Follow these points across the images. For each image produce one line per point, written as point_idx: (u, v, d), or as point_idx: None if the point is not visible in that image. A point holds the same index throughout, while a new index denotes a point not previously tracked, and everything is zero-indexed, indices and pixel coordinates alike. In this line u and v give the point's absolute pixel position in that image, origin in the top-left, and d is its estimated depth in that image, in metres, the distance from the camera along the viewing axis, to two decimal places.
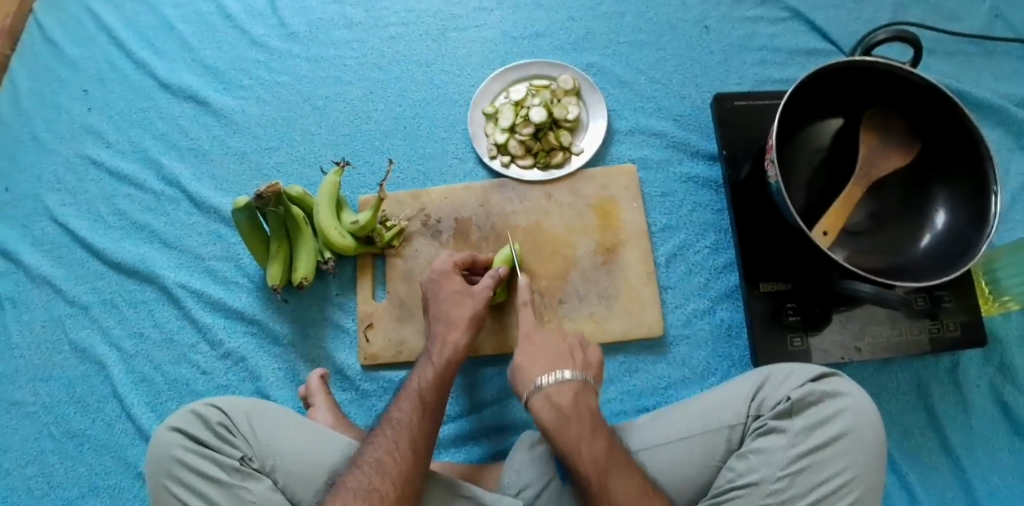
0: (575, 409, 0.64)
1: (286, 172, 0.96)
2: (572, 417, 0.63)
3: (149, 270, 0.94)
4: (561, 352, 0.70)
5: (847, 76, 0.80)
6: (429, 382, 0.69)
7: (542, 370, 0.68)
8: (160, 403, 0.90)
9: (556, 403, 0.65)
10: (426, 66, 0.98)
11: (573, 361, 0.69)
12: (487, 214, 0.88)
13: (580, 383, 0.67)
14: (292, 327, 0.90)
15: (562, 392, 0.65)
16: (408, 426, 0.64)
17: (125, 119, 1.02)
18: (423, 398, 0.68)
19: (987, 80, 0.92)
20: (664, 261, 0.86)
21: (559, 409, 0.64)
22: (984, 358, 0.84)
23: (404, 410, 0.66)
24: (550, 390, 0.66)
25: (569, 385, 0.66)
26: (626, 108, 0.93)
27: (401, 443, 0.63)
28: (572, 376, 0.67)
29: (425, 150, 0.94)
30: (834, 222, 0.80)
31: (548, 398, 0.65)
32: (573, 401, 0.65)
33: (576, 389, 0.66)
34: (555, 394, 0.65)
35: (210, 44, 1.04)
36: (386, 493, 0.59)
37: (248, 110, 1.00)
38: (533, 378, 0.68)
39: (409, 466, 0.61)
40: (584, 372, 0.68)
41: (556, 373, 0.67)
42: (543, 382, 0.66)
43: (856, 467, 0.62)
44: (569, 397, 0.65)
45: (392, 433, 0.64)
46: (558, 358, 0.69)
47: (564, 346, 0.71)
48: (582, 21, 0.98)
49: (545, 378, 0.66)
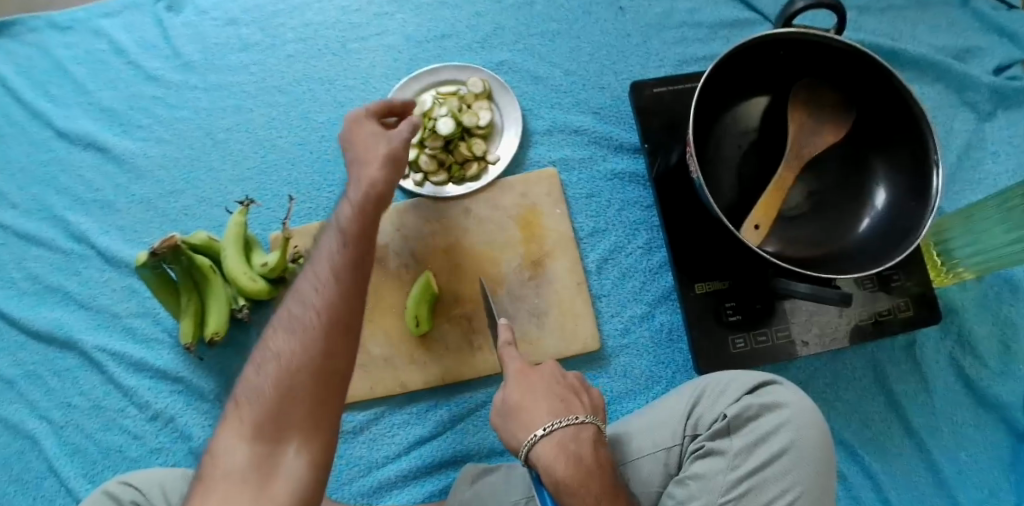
0: (599, 467, 0.56)
1: (193, 216, 0.91)
2: (593, 472, 0.55)
3: (68, 334, 0.89)
4: (562, 395, 0.60)
5: (769, 50, 0.74)
6: (345, 237, 0.57)
7: (547, 414, 0.58)
8: (98, 473, 0.85)
9: (575, 454, 0.55)
10: (328, 83, 0.92)
11: (580, 401, 0.60)
12: (404, 238, 0.82)
13: (595, 429, 0.58)
14: (218, 381, 0.86)
15: (580, 441, 0.56)
16: (324, 290, 0.54)
17: (26, 175, 0.95)
18: (342, 259, 0.56)
19: (922, 33, 0.86)
20: (595, 267, 0.81)
21: (580, 462, 0.55)
22: (940, 331, 0.80)
23: (320, 274, 0.55)
24: (562, 436, 0.56)
25: (587, 431, 0.57)
26: (543, 106, 0.87)
27: (312, 312, 0.53)
28: (590, 423, 0.58)
29: (335, 176, 0.88)
30: (766, 213, 0.73)
31: (563, 446, 0.56)
32: (594, 454, 0.56)
33: (594, 438, 0.57)
34: (573, 443, 0.56)
35: (104, 84, 0.97)
36: (298, 360, 0.51)
37: (150, 152, 0.94)
38: (533, 426, 0.57)
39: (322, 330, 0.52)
40: (594, 414, 0.60)
41: (570, 416, 0.58)
42: (553, 427, 0.56)
43: (802, 484, 0.58)
44: (590, 449, 0.56)
45: (306, 302, 0.54)
46: (566, 402, 0.59)
47: (568, 388, 0.61)
48: (489, 16, 0.91)
49: (555, 424, 0.56)
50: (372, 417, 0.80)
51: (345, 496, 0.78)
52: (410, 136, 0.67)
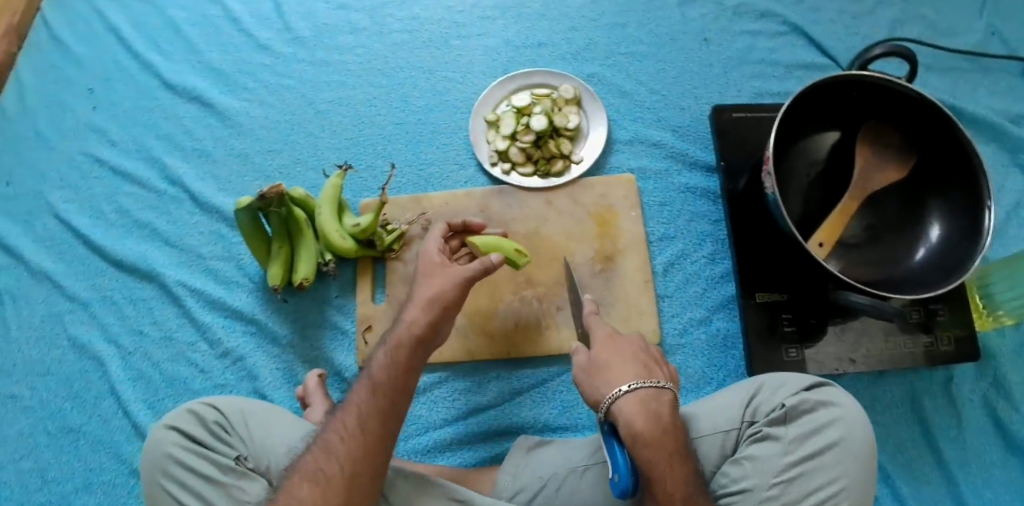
0: (674, 426, 0.60)
1: (288, 175, 0.96)
2: (669, 429, 0.59)
3: (150, 267, 0.93)
4: (644, 362, 0.65)
5: (843, 91, 0.81)
6: (388, 359, 0.64)
7: (631, 376, 0.62)
8: (157, 401, 0.88)
9: (655, 412, 0.60)
10: (429, 73, 1.00)
11: (660, 371, 0.65)
12: (487, 220, 0.89)
13: (673, 394, 0.62)
14: (292, 329, 0.89)
15: (661, 401, 0.61)
16: (360, 406, 0.61)
17: (128, 118, 1.02)
18: (379, 377, 0.63)
19: (982, 96, 0.94)
20: (661, 270, 0.87)
21: (658, 419, 0.59)
22: (977, 371, 0.84)
23: (359, 390, 0.62)
24: (645, 395, 0.61)
25: (667, 395, 0.62)
26: (626, 118, 0.95)
27: (349, 425, 0.59)
28: (669, 388, 0.62)
29: (426, 156, 0.95)
30: (829, 234, 0.81)
31: (645, 404, 0.60)
32: (671, 414, 0.60)
33: (672, 401, 0.61)
34: (654, 402, 0.60)
35: (216, 46, 1.04)
36: (331, 477, 0.56)
37: (252, 112, 1.00)
38: (617, 384, 0.62)
39: (356, 446, 0.58)
40: (672, 382, 0.64)
41: (652, 379, 0.62)
42: (636, 386, 0.61)
43: (849, 477, 0.62)
44: (668, 409, 0.60)
45: (344, 414, 0.60)
46: (649, 368, 0.64)
47: (651, 357, 0.66)
48: (584, 32, 1.00)
49: (638, 383, 0.61)
50: (435, 381, 0.85)
51: (400, 451, 0.82)
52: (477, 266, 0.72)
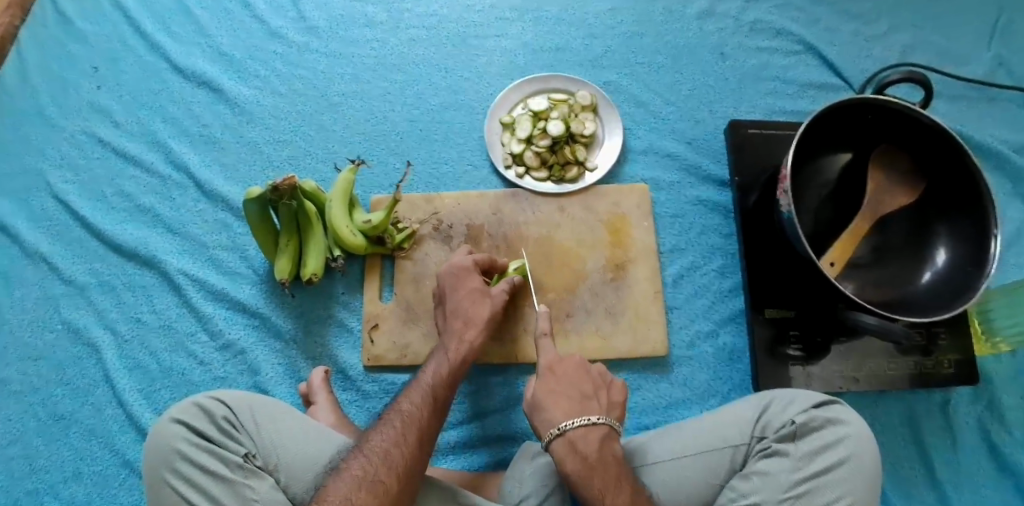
0: (602, 460, 0.63)
1: (297, 166, 0.95)
2: (595, 467, 0.62)
3: (151, 254, 0.91)
4: (583, 391, 0.68)
5: (859, 113, 0.82)
6: (443, 376, 0.70)
7: (567, 411, 0.66)
8: (153, 391, 0.85)
9: (581, 452, 0.63)
10: (445, 71, 0.99)
11: (597, 402, 0.68)
12: (499, 223, 0.89)
13: (607, 428, 0.65)
14: (296, 324, 0.88)
15: (587, 439, 0.64)
16: (418, 419, 0.65)
17: (134, 99, 0.99)
18: (434, 394, 0.68)
19: (987, 125, 0.96)
20: (671, 281, 0.87)
21: (584, 459, 0.63)
22: (973, 394, 0.86)
23: (414, 403, 0.66)
24: (574, 436, 0.64)
25: (596, 431, 0.65)
26: (642, 128, 0.95)
27: (407, 436, 0.63)
28: (601, 421, 0.65)
29: (439, 155, 0.94)
30: (841, 254, 0.82)
31: (572, 444, 0.64)
32: (599, 451, 0.63)
33: (603, 435, 0.65)
34: (581, 442, 0.64)
35: (227, 32, 1.02)
36: (389, 487, 0.59)
37: (262, 100, 0.98)
38: (555, 422, 0.66)
39: (411, 459, 0.62)
40: (607, 414, 0.67)
41: (584, 416, 0.65)
42: (568, 426, 0.64)
43: (855, 493, 0.62)
44: (596, 446, 0.64)
45: (401, 426, 0.64)
46: (584, 402, 0.67)
47: (589, 386, 0.69)
48: (602, 39, 1.00)
49: (569, 422, 0.64)
50: None
51: None
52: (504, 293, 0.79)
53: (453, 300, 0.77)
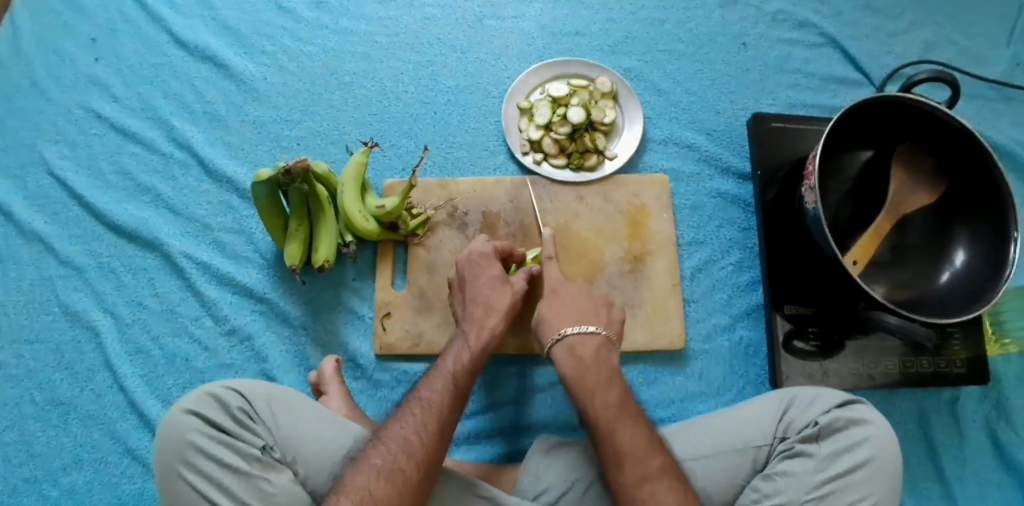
0: (596, 364, 0.68)
1: (307, 147, 0.92)
2: (589, 367, 0.67)
3: (153, 235, 0.87)
4: (590, 309, 0.73)
5: (884, 111, 0.82)
6: (465, 363, 0.68)
7: (568, 322, 0.71)
8: (156, 377, 0.83)
9: (578, 355, 0.68)
10: (461, 52, 0.96)
11: (599, 318, 0.72)
12: (515, 210, 0.87)
13: (603, 338, 0.70)
14: (305, 310, 0.85)
15: (586, 343, 0.69)
16: (439, 408, 0.63)
17: (134, 73, 0.95)
18: (456, 382, 0.66)
19: (1004, 125, 0.96)
20: (689, 274, 0.87)
21: (579, 361, 0.68)
22: (982, 394, 0.86)
23: (436, 391, 0.64)
24: (573, 341, 0.69)
25: (593, 338, 0.70)
26: (661, 117, 0.93)
27: (428, 425, 0.61)
28: (597, 331, 0.70)
29: (455, 139, 0.92)
30: (864, 253, 0.81)
31: (571, 350, 0.69)
32: (594, 355, 0.68)
33: (599, 343, 0.70)
34: (580, 346, 0.69)
35: (233, 5, 0.98)
36: (409, 476, 0.57)
37: (270, 78, 0.95)
38: (555, 329, 0.71)
39: (432, 449, 0.60)
40: (607, 328, 0.72)
41: (581, 326, 0.70)
42: (567, 333, 0.70)
43: (878, 495, 0.62)
44: (593, 350, 0.69)
45: (422, 413, 0.62)
46: (585, 316, 0.72)
47: (591, 305, 0.73)
48: (623, 24, 0.98)
49: (570, 328, 0.70)
50: None
51: None
52: (524, 283, 0.77)
53: (472, 287, 0.75)
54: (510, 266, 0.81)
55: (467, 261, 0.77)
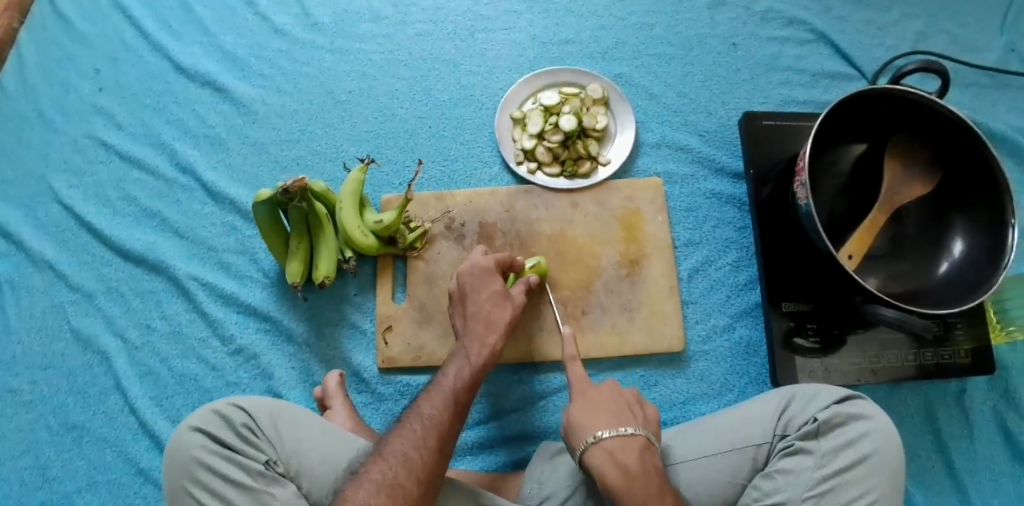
0: (644, 471, 0.60)
1: (305, 166, 0.93)
2: (637, 478, 0.59)
3: (159, 259, 0.89)
4: (621, 408, 0.66)
5: (875, 103, 0.82)
6: (463, 378, 0.68)
7: (601, 425, 0.63)
8: (166, 398, 0.84)
9: (621, 464, 0.60)
10: (453, 66, 0.97)
11: (634, 416, 0.65)
12: (512, 220, 0.88)
13: (644, 441, 0.63)
14: (308, 326, 0.87)
15: (626, 451, 0.61)
16: (439, 422, 0.64)
17: (137, 101, 0.98)
18: (455, 397, 0.67)
19: (1001, 113, 0.95)
20: (686, 276, 0.87)
21: (624, 470, 0.60)
22: (989, 383, 0.85)
23: (436, 406, 0.65)
24: (612, 446, 0.62)
25: (633, 441, 0.62)
26: (654, 121, 0.94)
27: (427, 440, 0.62)
28: (637, 434, 0.63)
29: (450, 152, 0.93)
30: (859, 246, 0.81)
31: (611, 455, 0.61)
32: (640, 462, 0.61)
33: (640, 447, 0.62)
34: (619, 453, 0.61)
35: (230, 30, 1.00)
36: (408, 491, 0.58)
37: (268, 100, 0.97)
38: (591, 430, 0.63)
39: (432, 464, 0.61)
40: (646, 428, 0.64)
41: (618, 429, 0.62)
42: (603, 436, 0.62)
43: (878, 490, 0.62)
44: (636, 458, 0.61)
45: (421, 430, 0.63)
46: (620, 413, 0.64)
47: (622, 402, 0.66)
48: (612, 31, 0.99)
49: (605, 432, 0.62)
50: None
51: None
52: (523, 294, 0.78)
53: (470, 300, 0.76)
54: (509, 275, 0.82)
55: (465, 271, 0.78)
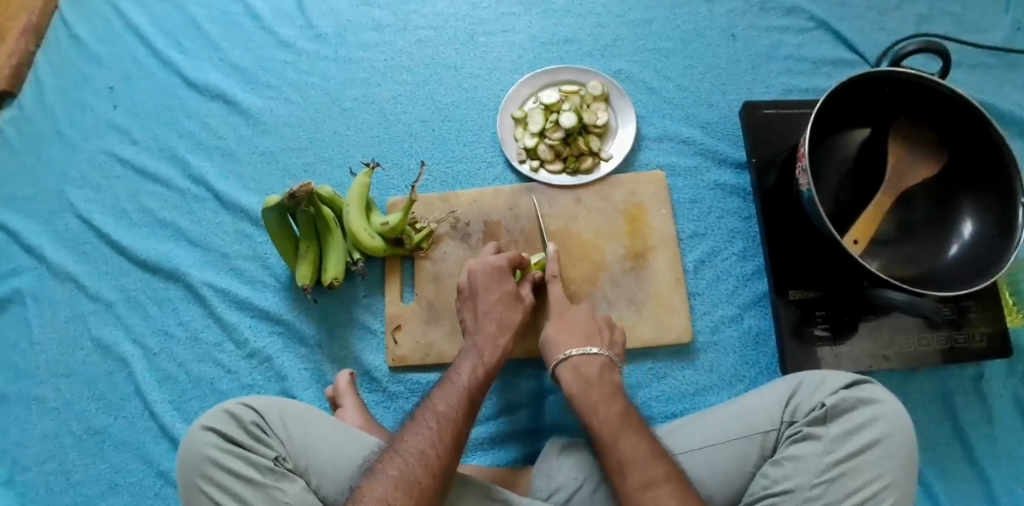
0: (601, 381, 0.69)
1: (314, 173, 0.96)
2: (595, 385, 0.69)
3: (175, 267, 0.92)
4: (594, 331, 0.76)
5: (876, 87, 0.81)
6: (477, 380, 0.70)
7: (571, 344, 0.74)
8: (183, 402, 0.87)
9: (582, 373, 0.71)
10: (455, 70, 0.99)
11: (601, 338, 0.76)
12: (516, 218, 0.89)
13: (606, 359, 0.73)
14: (319, 329, 0.88)
15: (595, 386, 0.69)
16: (454, 421, 0.64)
17: (151, 117, 1.01)
18: (469, 397, 0.68)
19: (1010, 93, 0.94)
20: (692, 267, 0.87)
21: (584, 379, 0.70)
22: (1008, 367, 0.84)
23: (451, 405, 0.66)
24: (577, 361, 0.72)
25: (595, 358, 0.72)
26: (655, 115, 0.95)
27: (444, 437, 0.63)
28: (599, 352, 0.73)
29: (454, 153, 0.95)
30: (864, 231, 0.81)
31: (574, 369, 0.71)
32: (599, 372, 0.70)
33: (602, 363, 0.72)
34: (582, 366, 0.71)
35: (238, 45, 1.03)
36: (425, 485, 0.59)
37: (275, 110, 0.99)
38: (563, 349, 0.74)
39: (448, 461, 0.61)
40: (610, 350, 0.75)
41: (585, 348, 0.73)
42: (571, 354, 0.73)
43: (890, 474, 0.61)
44: (597, 370, 0.71)
45: (438, 427, 0.63)
46: (588, 337, 0.75)
47: (592, 326, 0.76)
48: (611, 28, 0.99)
49: (573, 350, 0.73)
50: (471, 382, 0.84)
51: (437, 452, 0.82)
52: (531, 297, 0.80)
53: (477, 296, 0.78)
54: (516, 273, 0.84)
55: (475, 268, 0.80)
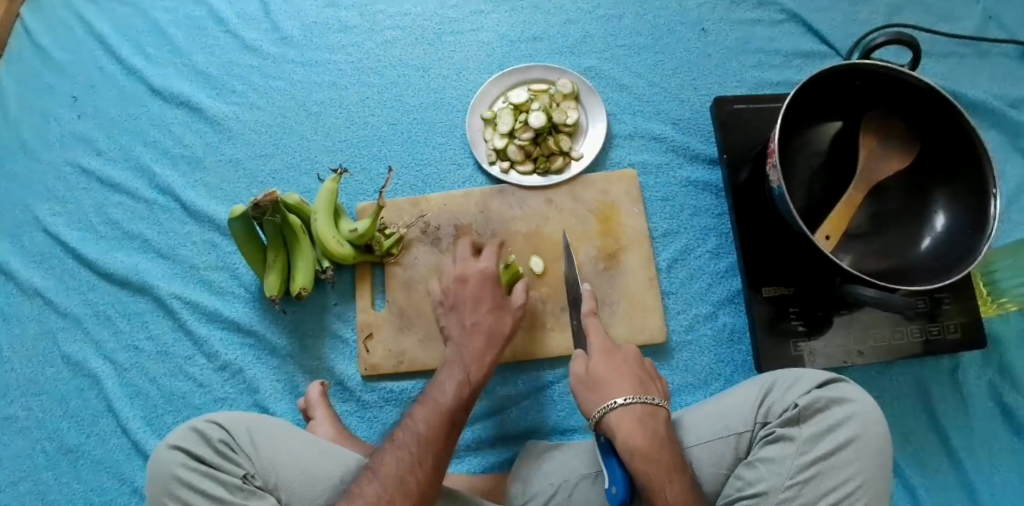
0: (657, 449, 0.59)
1: (282, 180, 0.94)
2: (651, 456, 0.59)
3: (143, 280, 0.90)
4: (634, 380, 0.65)
5: (847, 79, 0.80)
6: (456, 392, 0.67)
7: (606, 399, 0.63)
8: (156, 416, 0.85)
9: (631, 441, 0.60)
10: (423, 71, 0.97)
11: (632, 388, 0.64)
12: (487, 221, 0.88)
13: (648, 413, 0.62)
14: (291, 339, 0.87)
15: (630, 427, 0.61)
16: (432, 444, 0.63)
17: (115, 126, 0.99)
18: (447, 412, 0.65)
19: (982, 81, 0.93)
20: (666, 266, 0.86)
21: (634, 448, 0.59)
22: (983, 358, 0.83)
23: (428, 424, 0.64)
24: (619, 423, 0.61)
25: (635, 415, 0.62)
26: (626, 112, 0.94)
27: (422, 461, 0.61)
28: (639, 407, 0.62)
29: (423, 156, 0.93)
30: (836, 225, 0.79)
31: (620, 433, 0.60)
32: (646, 437, 0.60)
33: (644, 420, 0.61)
34: (625, 431, 0.60)
35: (202, 50, 1.01)
36: None
37: (242, 116, 0.97)
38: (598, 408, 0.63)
39: (426, 484, 0.61)
40: (647, 397, 0.64)
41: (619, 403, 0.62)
42: (608, 412, 0.62)
43: (863, 474, 0.61)
44: (642, 433, 0.60)
45: (416, 451, 0.62)
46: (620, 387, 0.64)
47: (624, 371, 0.66)
48: (580, 24, 0.98)
49: (611, 407, 0.62)
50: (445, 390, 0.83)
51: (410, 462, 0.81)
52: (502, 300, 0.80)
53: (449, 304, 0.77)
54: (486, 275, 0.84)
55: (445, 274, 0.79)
